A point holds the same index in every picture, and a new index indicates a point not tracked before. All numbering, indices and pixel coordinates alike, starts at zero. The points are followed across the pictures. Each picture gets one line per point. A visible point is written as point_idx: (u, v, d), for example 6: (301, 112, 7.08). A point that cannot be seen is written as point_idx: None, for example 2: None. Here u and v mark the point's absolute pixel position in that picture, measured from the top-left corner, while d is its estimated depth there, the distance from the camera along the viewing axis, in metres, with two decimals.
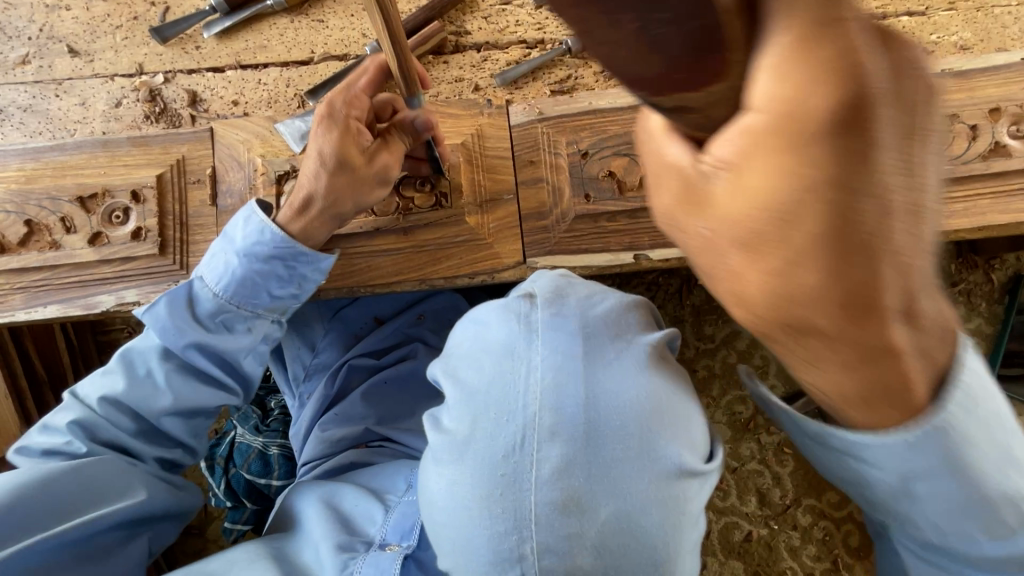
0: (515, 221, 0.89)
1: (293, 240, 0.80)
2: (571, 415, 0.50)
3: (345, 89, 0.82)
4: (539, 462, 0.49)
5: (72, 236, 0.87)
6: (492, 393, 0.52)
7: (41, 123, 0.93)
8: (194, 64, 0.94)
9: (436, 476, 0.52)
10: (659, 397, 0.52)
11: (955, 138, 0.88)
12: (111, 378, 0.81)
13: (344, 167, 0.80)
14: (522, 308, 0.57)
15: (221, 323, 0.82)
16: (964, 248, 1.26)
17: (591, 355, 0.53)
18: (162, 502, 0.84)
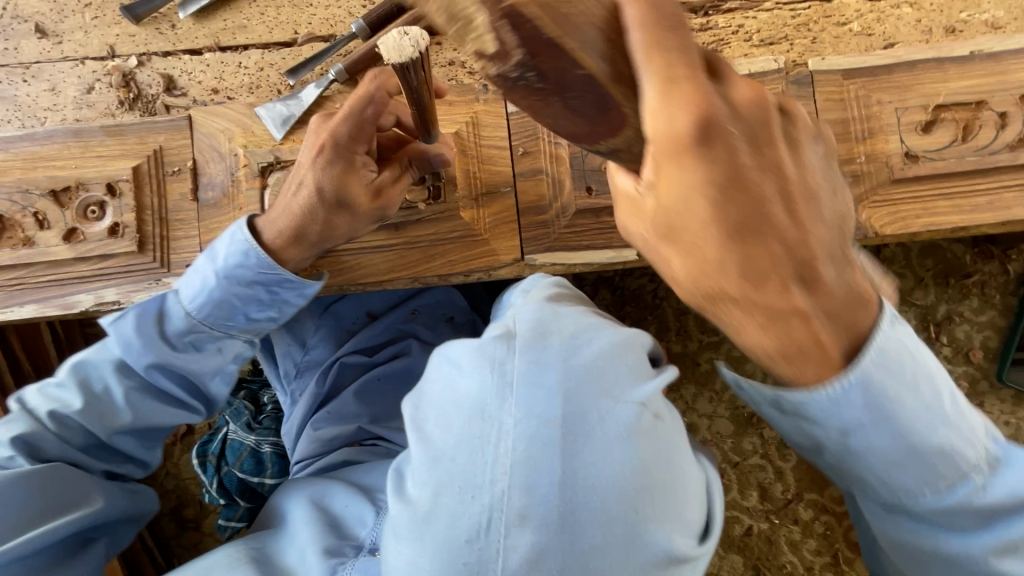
0: (513, 216, 0.84)
1: (279, 265, 0.76)
2: (546, 496, 0.43)
3: (348, 116, 0.74)
4: (506, 551, 0.43)
5: (46, 233, 0.82)
6: (458, 461, 0.45)
7: (9, 110, 0.87)
8: (170, 45, 0.88)
9: (395, 552, 0.46)
10: (649, 470, 0.45)
11: (982, 127, 0.83)
12: (65, 393, 0.76)
13: (344, 207, 0.75)
14: (498, 352, 0.49)
15: (189, 343, 0.78)
16: (980, 239, 1.21)
17: (573, 418, 0.46)
18: (119, 507, 0.82)
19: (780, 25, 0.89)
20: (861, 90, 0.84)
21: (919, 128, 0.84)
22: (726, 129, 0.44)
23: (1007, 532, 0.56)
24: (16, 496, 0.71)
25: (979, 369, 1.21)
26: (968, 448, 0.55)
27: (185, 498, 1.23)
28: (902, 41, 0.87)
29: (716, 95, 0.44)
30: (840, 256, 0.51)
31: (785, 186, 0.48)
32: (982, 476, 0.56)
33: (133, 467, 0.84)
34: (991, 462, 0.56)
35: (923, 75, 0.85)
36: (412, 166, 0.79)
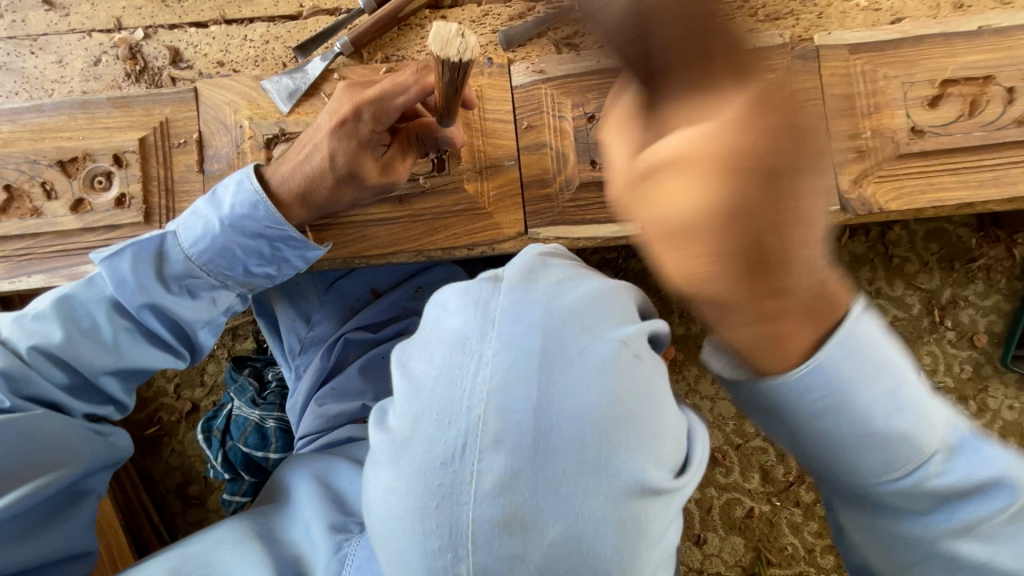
0: (516, 189, 0.84)
1: (286, 221, 0.77)
2: (519, 422, 0.43)
3: (377, 99, 0.75)
4: (479, 473, 0.43)
5: (53, 203, 0.83)
6: (437, 390, 0.45)
7: (17, 82, 0.88)
8: (176, 18, 0.89)
9: (376, 479, 0.48)
10: (624, 402, 0.45)
11: (989, 102, 0.83)
12: (47, 326, 0.74)
13: (353, 179, 0.77)
14: (482, 293, 0.49)
15: (185, 287, 0.79)
16: (986, 221, 1.20)
17: (551, 350, 0.45)
18: (102, 458, 0.81)
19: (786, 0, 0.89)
20: (868, 65, 0.84)
21: (926, 103, 0.83)
22: (759, 95, 0.37)
23: None
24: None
25: (983, 354, 1.20)
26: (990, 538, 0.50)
27: (191, 475, 1.24)
28: (910, 16, 0.87)
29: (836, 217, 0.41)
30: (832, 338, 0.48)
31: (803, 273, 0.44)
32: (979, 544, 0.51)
33: (112, 409, 0.83)
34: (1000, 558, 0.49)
35: (930, 50, 0.84)
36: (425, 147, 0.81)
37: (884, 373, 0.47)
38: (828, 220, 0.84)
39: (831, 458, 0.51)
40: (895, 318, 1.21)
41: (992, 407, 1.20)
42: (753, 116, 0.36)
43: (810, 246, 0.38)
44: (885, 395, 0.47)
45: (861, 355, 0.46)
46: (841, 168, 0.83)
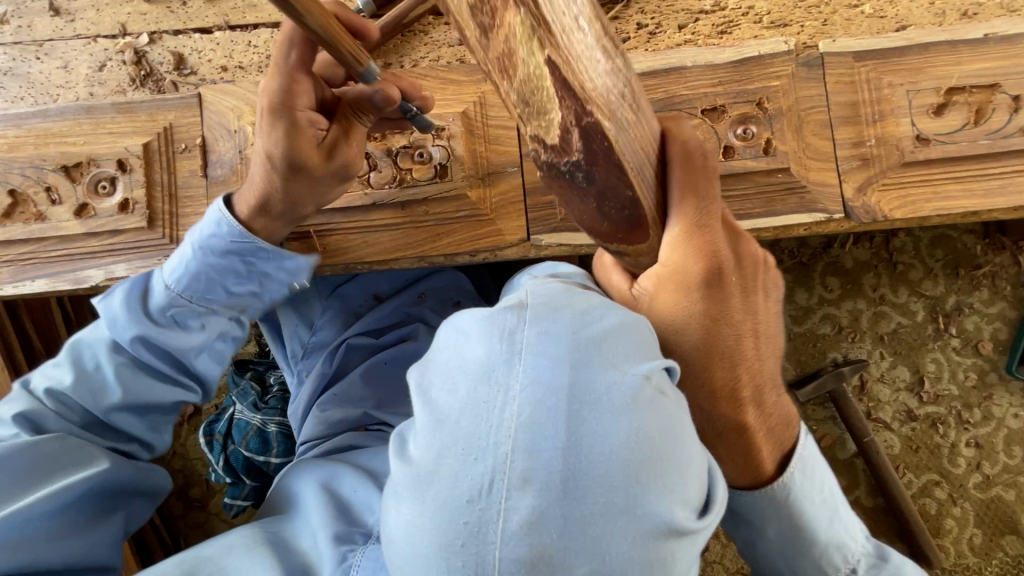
0: (518, 196, 0.84)
1: (251, 234, 0.76)
2: (548, 460, 0.40)
3: (276, 71, 0.71)
4: (507, 513, 0.40)
5: (57, 208, 0.83)
6: (463, 424, 0.42)
7: (23, 87, 0.88)
8: (181, 24, 0.89)
9: (395, 513, 0.44)
10: (653, 441, 0.42)
11: (995, 110, 0.82)
12: (60, 371, 0.76)
13: (300, 172, 0.73)
14: (507, 322, 0.45)
15: (172, 318, 0.78)
16: (992, 229, 1.19)
17: (580, 387, 0.42)
18: (132, 475, 0.80)
19: (790, 7, 0.88)
20: (872, 73, 0.84)
21: (931, 111, 0.83)
22: (725, 279, 0.59)
23: None
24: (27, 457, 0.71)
25: (988, 361, 1.20)
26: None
27: (193, 478, 1.24)
28: (914, 24, 0.87)
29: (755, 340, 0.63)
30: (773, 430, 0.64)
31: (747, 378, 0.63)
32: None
33: (137, 446, 0.83)
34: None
35: (936, 57, 0.84)
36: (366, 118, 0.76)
37: (818, 487, 0.64)
38: (832, 228, 0.84)
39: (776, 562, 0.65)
40: (898, 326, 1.21)
41: (997, 415, 1.19)
42: (717, 303, 0.59)
43: (752, 378, 0.63)
44: (825, 507, 0.63)
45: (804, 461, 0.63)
46: (845, 176, 0.83)
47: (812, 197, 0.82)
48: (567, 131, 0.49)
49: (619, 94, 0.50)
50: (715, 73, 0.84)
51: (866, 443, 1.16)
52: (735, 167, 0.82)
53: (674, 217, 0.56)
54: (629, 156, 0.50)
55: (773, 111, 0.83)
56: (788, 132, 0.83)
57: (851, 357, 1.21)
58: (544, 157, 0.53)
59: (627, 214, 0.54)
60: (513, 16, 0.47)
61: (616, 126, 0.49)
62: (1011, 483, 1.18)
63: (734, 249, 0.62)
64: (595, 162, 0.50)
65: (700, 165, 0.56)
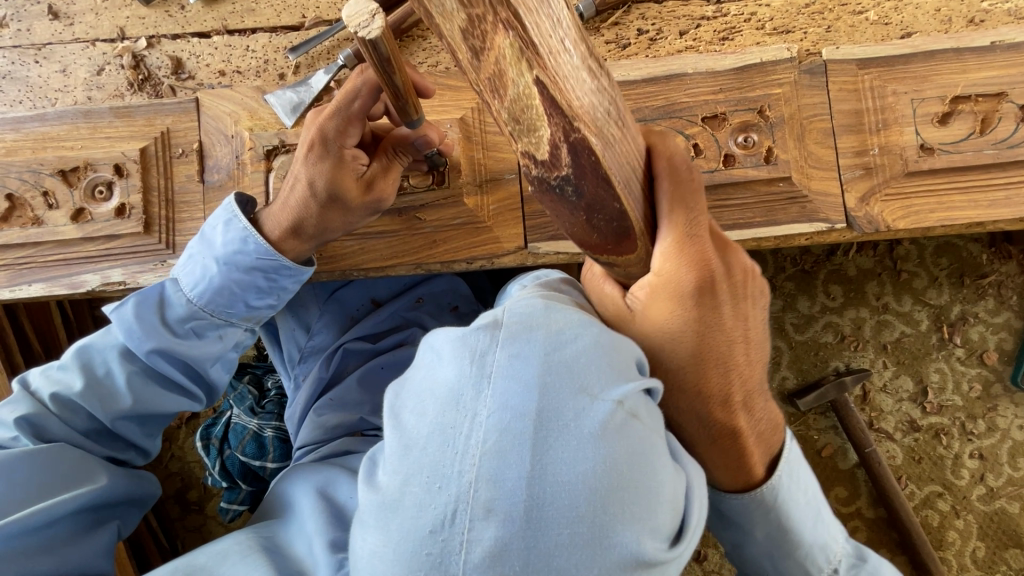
0: (516, 203, 0.83)
1: (277, 254, 0.76)
2: (513, 490, 0.40)
3: (336, 111, 0.73)
4: (469, 544, 0.39)
5: (54, 212, 0.83)
6: (428, 450, 0.41)
7: (22, 91, 0.88)
8: (179, 28, 0.89)
9: (362, 541, 0.43)
10: (620, 469, 0.41)
11: (1002, 119, 0.81)
12: (67, 375, 0.76)
13: (336, 203, 0.74)
14: (479, 343, 0.44)
15: (190, 330, 0.78)
16: (998, 238, 1.18)
17: (548, 413, 0.41)
18: (123, 487, 0.80)
19: (793, 13, 0.87)
20: (876, 80, 0.82)
21: (937, 120, 0.81)
22: (717, 288, 0.58)
23: None
24: (17, 470, 0.70)
25: (993, 372, 1.18)
26: None
27: (190, 480, 1.24)
28: (920, 31, 0.85)
29: (747, 346, 0.63)
30: (763, 432, 0.63)
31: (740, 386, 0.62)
32: None
33: (134, 453, 0.83)
34: None
35: (942, 65, 0.82)
36: (406, 157, 0.79)
37: (806, 488, 0.63)
38: (833, 238, 0.83)
39: (764, 564, 0.64)
40: (901, 334, 1.19)
41: (1002, 426, 1.18)
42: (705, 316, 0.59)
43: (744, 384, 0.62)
44: (809, 507, 0.63)
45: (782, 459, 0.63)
46: (847, 185, 0.82)
47: (813, 207, 0.81)
48: (556, 147, 0.47)
49: (605, 111, 0.49)
50: (716, 80, 0.83)
51: (868, 453, 1.14)
52: (736, 176, 0.81)
53: (666, 229, 0.56)
54: (617, 172, 0.49)
55: (775, 119, 0.82)
56: (790, 141, 0.82)
57: (853, 366, 1.19)
58: (534, 172, 0.51)
59: (614, 225, 0.52)
60: (503, 38, 0.42)
61: (603, 142, 0.48)
62: (1015, 496, 1.16)
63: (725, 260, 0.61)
64: (584, 176, 0.48)
65: (688, 176, 0.55)
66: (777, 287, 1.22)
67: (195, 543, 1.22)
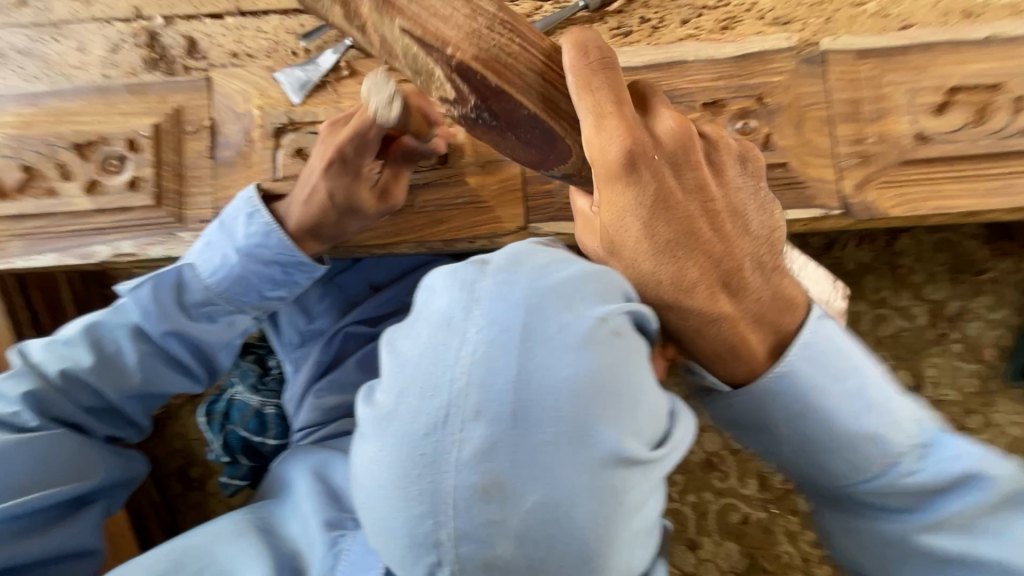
0: (518, 184, 0.85)
1: (298, 249, 0.79)
2: (501, 393, 0.41)
3: (354, 129, 0.75)
4: (460, 443, 0.41)
5: (68, 184, 0.85)
6: (422, 364, 0.43)
7: (39, 67, 0.91)
8: (193, 9, 0.91)
9: (362, 454, 0.45)
10: (604, 376, 0.43)
11: (998, 111, 0.82)
12: (75, 350, 0.77)
13: (353, 211, 0.79)
14: (469, 272, 0.46)
15: (205, 314, 0.80)
16: (996, 234, 1.19)
17: (534, 327, 0.43)
18: (120, 475, 0.83)
19: (794, 4, 0.89)
20: (874, 71, 0.84)
21: (933, 110, 0.83)
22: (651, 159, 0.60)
23: (929, 510, 0.63)
24: (17, 458, 0.72)
25: (990, 368, 1.19)
26: (892, 438, 0.63)
27: (192, 458, 1.26)
28: (919, 24, 0.87)
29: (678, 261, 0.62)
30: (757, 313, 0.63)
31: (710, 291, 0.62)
32: (907, 462, 0.63)
33: (132, 432, 0.85)
34: (917, 449, 0.63)
35: (939, 57, 0.84)
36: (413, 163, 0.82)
37: (848, 374, 0.63)
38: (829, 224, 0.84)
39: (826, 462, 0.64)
40: (899, 329, 1.20)
41: (998, 422, 1.18)
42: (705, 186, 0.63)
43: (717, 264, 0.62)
44: (849, 393, 0.63)
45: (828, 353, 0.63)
46: (845, 172, 0.83)
47: (810, 193, 0.83)
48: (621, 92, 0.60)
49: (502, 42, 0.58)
50: (716, 67, 0.85)
51: None
52: None
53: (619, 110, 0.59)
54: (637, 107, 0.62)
55: (773, 106, 0.84)
56: (788, 128, 0.83)
57: None
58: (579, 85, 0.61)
59: (537, 132, 0.61)
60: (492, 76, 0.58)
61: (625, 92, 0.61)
62: None
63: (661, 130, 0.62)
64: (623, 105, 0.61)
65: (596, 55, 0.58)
66: None
67: (195, 520, 1.24)
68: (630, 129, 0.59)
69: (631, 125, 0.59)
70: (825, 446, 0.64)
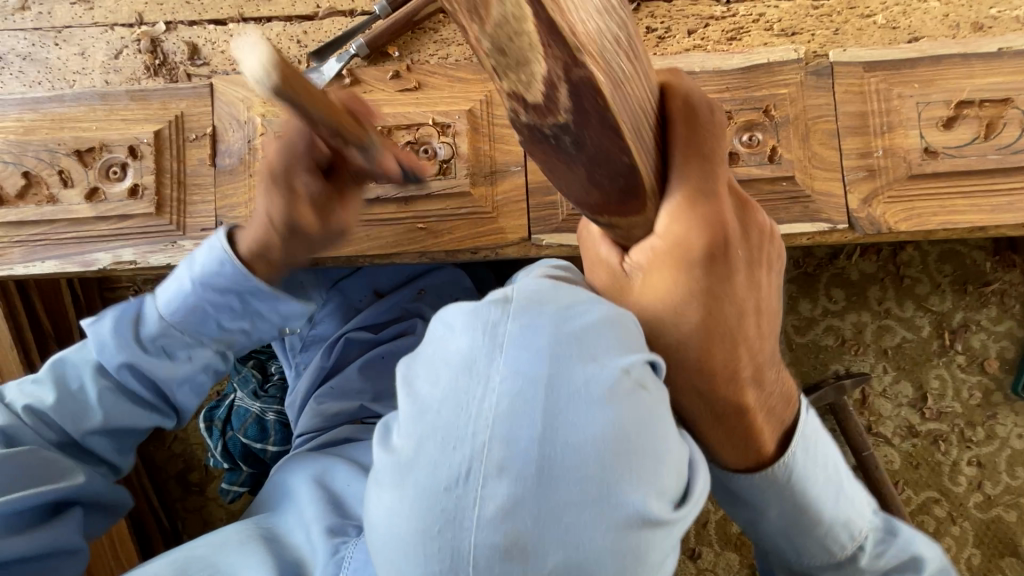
0: (522, 195, 0.85)
1: (251, 274, 0.75)
2: (525, 449, 0.41)
3: (284, 144, 0.68)
4: (482, 500, 0.41)
5: (68, 191, 0.85)
6: (442, 414, 0.42)
7: (40, 72, 0.90)
8: (196, 15, 0.91)
9: (377, 502, 0.45)
10: (630, 435, 0.42)
11: (1007, 125, 0.81)
12: (41, 388, 0.77)
13: (292, 232, 0.71)
14: (492, 315, 0.45)
15: (162, 347, 0.79)
16: (1002, 246, 1.18)
17: (559, 380, 0.42)
18: (103, 485, 0.81)
19: (802, 15, 0.88)
20: (882, 84, 0.83)
21: (941, 124, 0.82)
22: (728, 250, 0.56)
23: None
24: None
25: (994, 380, 1.18)
26: (858, 522, 0.64)
27: (191, 463, 1.26)
28: (927, 36, 0.86)
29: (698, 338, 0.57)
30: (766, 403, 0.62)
31: (730, 376, 0.59)
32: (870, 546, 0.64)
33: (106, 469, 0.83)
34: (877, 532, 0.65)
35: (948, 70, 0.83)
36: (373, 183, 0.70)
37: (827, 461, 0.63)
38: (835, 238, 0.83)
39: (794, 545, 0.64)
40: (903, 340, 1.20)
41: (1001, 435, 1.18)
42: (760, 281, 0.60)
43: (752, 356, 0.60)
44: (830, 481, 0.62)
45: (812, 444, 0.62)
46: (851, 187, 0.82)
47: (816, 207, 0.82)
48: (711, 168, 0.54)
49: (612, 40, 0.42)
50: (722, 79, 0.84)
51: (865, 457, 1.15)
52: (740, 174, 0.82)
53: (675, 186, 0.51)
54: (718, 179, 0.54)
55: (779, 119, 0.83)
56: (794, 140, 0.83)
57: (853, 370, 1.20)
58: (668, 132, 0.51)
59: (620, 180, 0.46)
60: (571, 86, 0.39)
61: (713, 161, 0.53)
62: (1012, 504, 1.17)
63: (742, 219, 0.58)
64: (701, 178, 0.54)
65: (706, 120, 0.51)
66: None
67: (194, 525, 1.24)
68: (702, 195, 0.53)
69: (703, 193, 0.53)
70: (801, 531, 0.62)
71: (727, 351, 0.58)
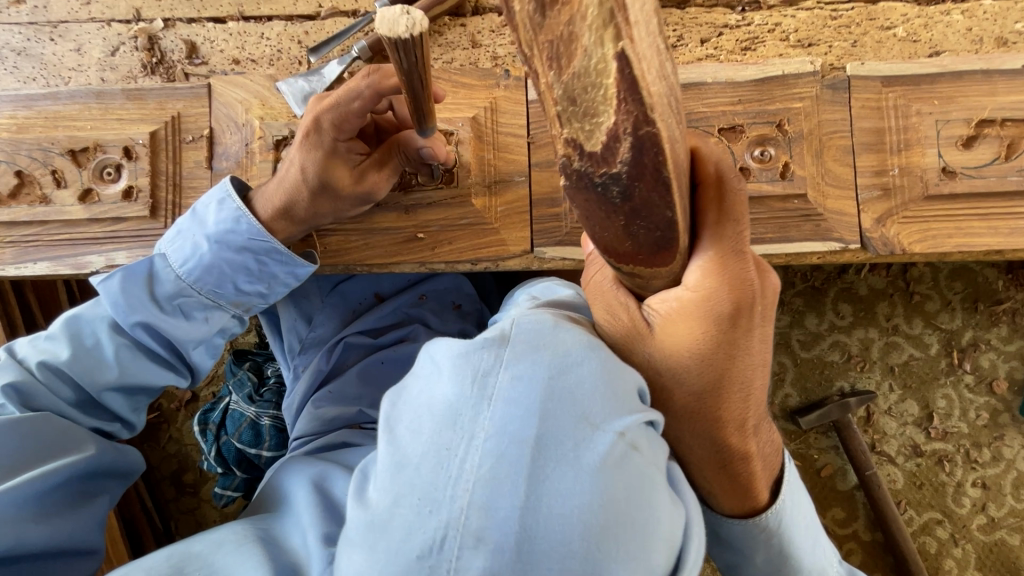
0: (525, 207, 0.82)
1: (270, 235, 0.76)
2: (505, 519, 0.39)
3: (337, 103, 0.72)
4: (457, 572, 0.38)
5: (62, 192, 0.83)
6: (422, 471, 0.41)
7: (35, 68, 0.88)
8: (195, 13, 0.88)
9: (349, 560, 0.43)
10: (618, 506, 0.40)
11: None
12: (56, 344, 0.74)
13: (326, 191, 0.75)
14: (483, 364, 0.44)
15: (178, 306, 0.77)
16: (1015, 264, 1.15)
17: (547, 441, 0.41)
18: (114, 455, 0.78)
19: (819, 26, 0.85)
20: (900, 99, 0.80)
21: (961, 143, 0.79)
22: (752, 309, 0.53)
23: None
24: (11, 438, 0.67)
25: (1002, 401, 1.16)
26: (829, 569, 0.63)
27: (186, 463, 1.25)
28: (949, 50, 0.83)
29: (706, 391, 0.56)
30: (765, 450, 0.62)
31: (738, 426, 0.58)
32: None
33: (120, 427, 0.80)
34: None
35: (969, 86, 0.80)
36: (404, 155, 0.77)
37: (801, 506, 0.63)
38: (846, 258, 0.81)
39: None
40: (910, 358, 1.17)
41: (1007, 457, 1.15)
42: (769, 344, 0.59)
43: (756, 407, 0.59)
44: (808, 529, 0.62)
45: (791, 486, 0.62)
46: (865, 206, 0.80)
47: (827, 226, 0.80)
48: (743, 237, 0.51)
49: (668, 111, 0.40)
50: (735, 91, 0.81)
51: (868, 475, 1.13)
52: (750, 190, 0.80)
53: (705, 246, 0.50)
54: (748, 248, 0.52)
55: (793, 134, 0.80)
56: (807, 157, 0.80)
57: (858, 387, 1.18)
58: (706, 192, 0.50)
59: (658, 236, 0.43)
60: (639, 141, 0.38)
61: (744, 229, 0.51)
62: (1016, 528, 1.15)
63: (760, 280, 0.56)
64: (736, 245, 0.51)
65: (735, 188, 0.49)
66: (784, 302, 1.21)
67: (187, 525, 1.23)
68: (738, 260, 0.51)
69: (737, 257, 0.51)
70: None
71: (738, 403, 0.57)
